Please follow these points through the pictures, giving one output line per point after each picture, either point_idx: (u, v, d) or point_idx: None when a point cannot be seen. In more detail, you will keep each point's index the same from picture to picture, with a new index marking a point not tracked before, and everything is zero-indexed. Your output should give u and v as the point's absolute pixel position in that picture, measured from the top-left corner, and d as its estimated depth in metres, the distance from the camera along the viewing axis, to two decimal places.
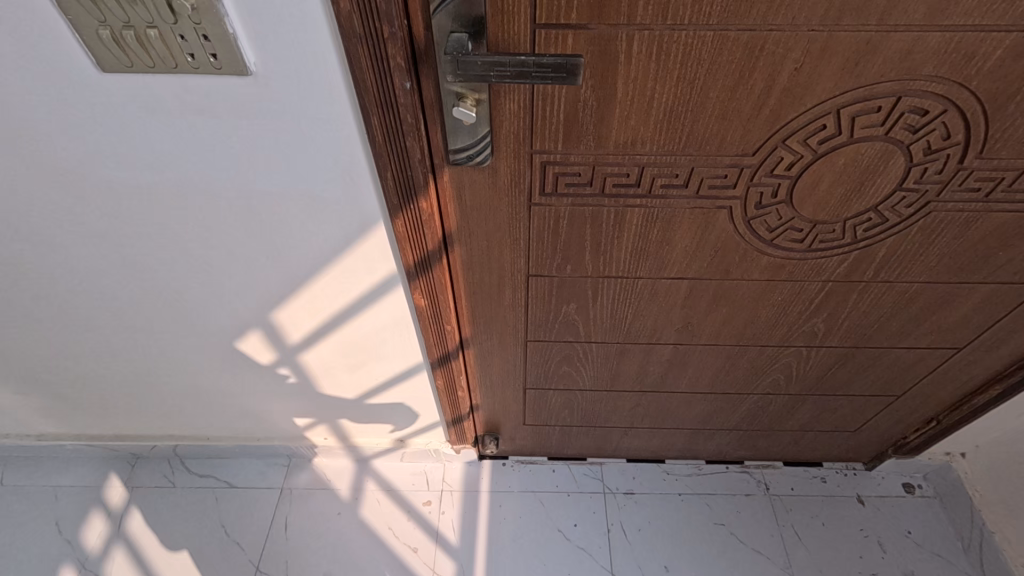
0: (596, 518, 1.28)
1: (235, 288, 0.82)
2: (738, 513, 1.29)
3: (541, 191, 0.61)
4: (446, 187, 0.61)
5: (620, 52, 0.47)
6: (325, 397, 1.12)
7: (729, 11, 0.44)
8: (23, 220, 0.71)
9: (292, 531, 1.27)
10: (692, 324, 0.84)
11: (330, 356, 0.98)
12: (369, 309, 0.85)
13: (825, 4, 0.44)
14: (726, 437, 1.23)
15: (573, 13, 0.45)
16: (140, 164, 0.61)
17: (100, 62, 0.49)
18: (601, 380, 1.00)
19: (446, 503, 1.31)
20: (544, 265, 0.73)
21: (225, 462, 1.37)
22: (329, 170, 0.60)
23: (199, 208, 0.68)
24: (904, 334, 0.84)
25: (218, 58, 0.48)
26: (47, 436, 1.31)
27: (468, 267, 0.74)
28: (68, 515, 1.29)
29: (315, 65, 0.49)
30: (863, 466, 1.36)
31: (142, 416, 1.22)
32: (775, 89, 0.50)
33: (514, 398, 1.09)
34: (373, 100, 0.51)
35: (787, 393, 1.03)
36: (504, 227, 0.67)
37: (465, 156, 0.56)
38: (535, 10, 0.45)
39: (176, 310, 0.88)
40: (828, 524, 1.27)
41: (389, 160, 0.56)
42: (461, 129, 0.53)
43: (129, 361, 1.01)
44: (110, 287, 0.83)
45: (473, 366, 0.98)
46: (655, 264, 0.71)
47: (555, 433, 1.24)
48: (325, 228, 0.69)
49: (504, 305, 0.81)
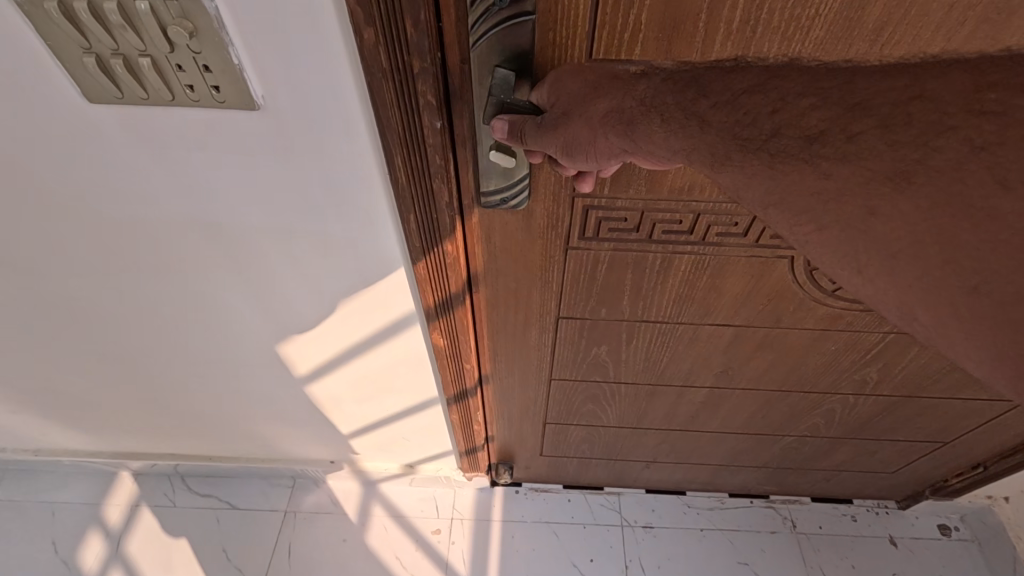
0: (613, 553, 1.22)
1: (239, 317, 0.77)
2: (762, 552, 1.23)
3: (580, 235, 0.55)
4: (475, 229, 0.55)
5: None
6: (331, 423, 1.07)
7: (823, 50, 0.37)
8: (10, 244, 0.65)
9: (296, 557, 1.22)
10: (732, 369, 0.77)
11: (339, 386, 0.93)
12: (384, 342, 0.79)
13: (938, 45, 0.36)
14: (753, 474, 1.16)
15: (637, 49, 0.38)
16: (136, 197, 0.56)
17: (86, 92, 0.43)
18: (628, 419, 0.94)
19: (456, 532, 1.26)
20: (575, 308, 0.66)
21: (228, 481, 1.32)
22: (343, 206, 0.54)
23: (198, 239, 0.62)
24: (963, 386, 0.77)
25: (220, 91, 0.42)
26: (42, 451, 1.26)
27: (492, 307, 0.67)
28: (65, 533, 1.25)
29: (331, 98, 0.43)
30: (895, 504, 1.29)
31: (141, 434, 1.17)
32: None
33: (532, 431, 1.03)
34: (398, 139, 0.44)
35: (826, 436, 0.96)
36: (535, 270, 0.60)
37: (499, 200, 0.49)
38: (592, 44, 0.38)
39: (176, 334, 0.82)
40: (859, 567, 1.21)
41: (413, 203, 0.50)
42: (495, 171, 0.46)
43: (127, 381, 0.96)
44: (105, 309, 0.77)
45: (491, 401, 0.92)
46: (700, 309, 0.65)
47: (573, 464, 1.18)
48: (337, 264, 0.63)
49: (529, 344, 0.74)
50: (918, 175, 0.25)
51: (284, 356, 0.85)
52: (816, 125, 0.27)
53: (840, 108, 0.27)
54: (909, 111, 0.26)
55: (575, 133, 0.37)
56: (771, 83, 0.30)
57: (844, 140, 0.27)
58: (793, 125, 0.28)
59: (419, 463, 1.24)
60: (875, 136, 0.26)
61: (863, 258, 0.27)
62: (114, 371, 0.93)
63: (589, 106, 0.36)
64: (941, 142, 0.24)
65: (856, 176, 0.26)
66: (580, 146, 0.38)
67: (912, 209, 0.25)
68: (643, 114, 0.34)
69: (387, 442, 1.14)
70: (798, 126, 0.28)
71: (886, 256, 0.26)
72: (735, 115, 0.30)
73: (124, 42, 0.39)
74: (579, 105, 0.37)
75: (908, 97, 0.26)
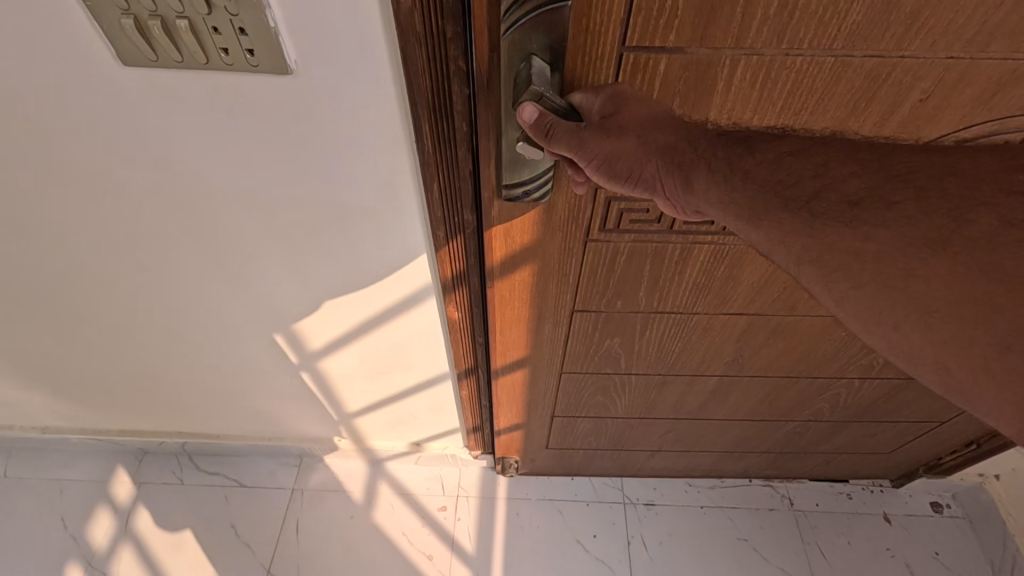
0: (615, 529, 1.25)
1: (256, 293, 0.77)
2: (761, 528, 1.26)
3: (600, 228, 0.55)
4: (492, 227, 0.54)
5: (718, 79, 0.39)
6: (342, 401, 1.08)
7: (858, 36, 0.36)
8: (25, 215, 0.65)
9: (305, 533, 1.24)
10: (743, 356, 0.78)
11: (351, 362, 0.93)
12: (397, 318, 0.80)
13: (973, 29, 0.36)
14: (755, 459, 1.18)
15: (672, 36, 0.37)
16: (156, 167, 0.56)
17: (121, 54, 0.43)
18: (637, 408, 0.95)
19: (462, 508, 1.28)
20: (591, 301, 0.67)
21: (236, 459, 1.34)
22: (367, 177, 0.55)
23: (217, 212, 0.62)
24: None
25: (255, 55, 0.42)
26: (50, 429, 1.26)
27: (507, 301, 0.67)
28: (73, 510, 1.26)
29: (365, 64, 0.43)
30: (890, 483, 1.33)
31: (150, 411, 1.18)
32: (892, 121, 0.42)
33: (537, 423, 1.04)
34: (426, 105, 0.44)
35: (829, 420, 0.98)
36: (553, 264, 0.60)
37: (521, 192, 0.48)
38: (626, 30, 0.37)
39: (190, 309, 0.82)
40: (854, 543, 1.24)
41: (436, 170, 0.50)
42: (519, 162, 0.45)
43: (139, 358, 0.96)
44: (119, 285, 0.77)
45: (501, 394, 0.92)
46: (716, 299, 0.65)
47: (576, 454, 1.19)
48: (356, 239, 0.64)
49: (542, 338, 0.75)
50: (953, 241, 0.27)
51: (298, 333, 0.86)
52: (857, 192, 0.30)
53: (879, 177, 0.30)
54: (946, 186, 0.28)
55: (615, 150, 0.39)
56: (816, 153, 0.33)
57: (884, 207, 0.29)
58: (838, 193, 0.31)
59: (426, 442, 1.25)
60: (912, 206, 0.28)
61: (899, 316, 0.28)
62: (125, 348, 0.94)
63: (640, 130, 0.38)
64: (975, 215, 0.27)
65: (895, 240, 0.28)
66: (610, 160, 0.40)
67: (948, 270, 0.27)
68: (687, 160, 0.38)
69: (394, 419, 1.15)
70: (841, 192, 0.31)
71: (921, 314, 0.28)
72: (777, 176, 0.33)
73: (163, 4, 0.40)
74: (628, 126, 0.38)
75: (945, 172, 0.29)
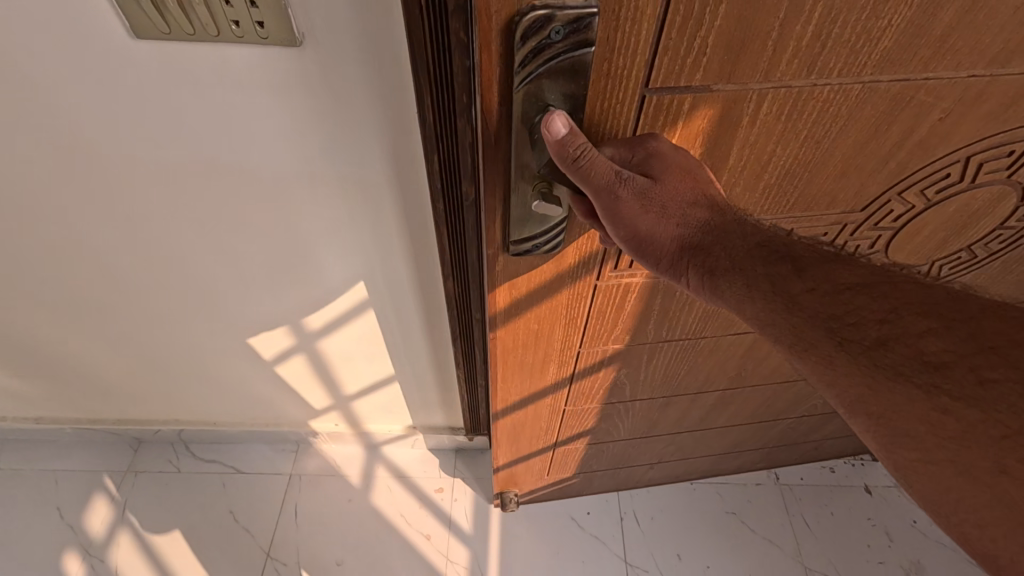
0: (608, 507, 1.29)
1: (260, 270, 0.80)
2: (748, 503, 1.30)
3: (613, 268, 0.54)
4: (499, 282, 0.52)
5: (743, 113, 0.39)
6: (340, 386, 1.10)
7: (887, 62, 0.37)
8: (32, 186, 0.66)
9: (304, 517, 1.25)
10: (747, 370, 0.81)
11: (349, 339, 0.95)
12: (399, 290, 0.84)
13: (995, 46, 0.36)
14: (752, 456, 1.21)
15: (698, 74, 0.36)
16: (168, 140, 0.59)
17: (135, 28, 0.47)
18: (637, 429, 0.96)
19: (458, 490, 1.30)
20: (599, 340, 0.66)
21: (232, 446, 1.34)
22: (372, 146, 0.60)
23: (225, 187, 0.65)
24: None
25: (265, 27, 0.47)
26: (44, 419, 1.26)
27: (512, 350, 0.64)
28: (69, 500, 1.26)
29: (377, 39, 0.49)
30: (871, 458, 1.38)
31: (148, 399, 1.18)
32: (910, 140, 0.43)
33: (535, 454, 1.01)
34: (427, 74, 0.49)
35: (821, 413, 1.03)
36: (563, 307, 0.58)
37: (530, 245, 0.47)
38: (651, 72, 0.35)
39: (192, 285, 0.83)
40: (836, 513, 1.30)
41: (434, 139, 0.55)
42: (531, 218, 0.44)
43: (139, 338, 0.97)
44: (121, 258, 0.78)
45: (501, 435, 0.89)
46: (725, 321, 0.67)
47: (578, 480, 1.19)
48: (357, 208, 0.69)
49: (546, 379, 0.73)
50: None
51: (297, 308, 0.88)
52: (938, 355, 0.32)
53: (964, 343, 0.31)
54: None
55: (641, 213, 0.40)
56: (885, 288, 0.36)
57: (976, 382, 0.30)
58: (916, 349, 0.33)
59: (422, 424, 1.27)
60: (1010, 387, 0.29)
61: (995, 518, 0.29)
62: (122, 327, 0.94)
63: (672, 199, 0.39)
64: None
65: (987, 426, 0.29)
66: (632, 222, 0.40)
67: None
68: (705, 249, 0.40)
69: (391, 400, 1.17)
70: (916, 348, 0.33)
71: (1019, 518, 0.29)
72: (833, 310, 0.36)
73: None
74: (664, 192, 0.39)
75: None
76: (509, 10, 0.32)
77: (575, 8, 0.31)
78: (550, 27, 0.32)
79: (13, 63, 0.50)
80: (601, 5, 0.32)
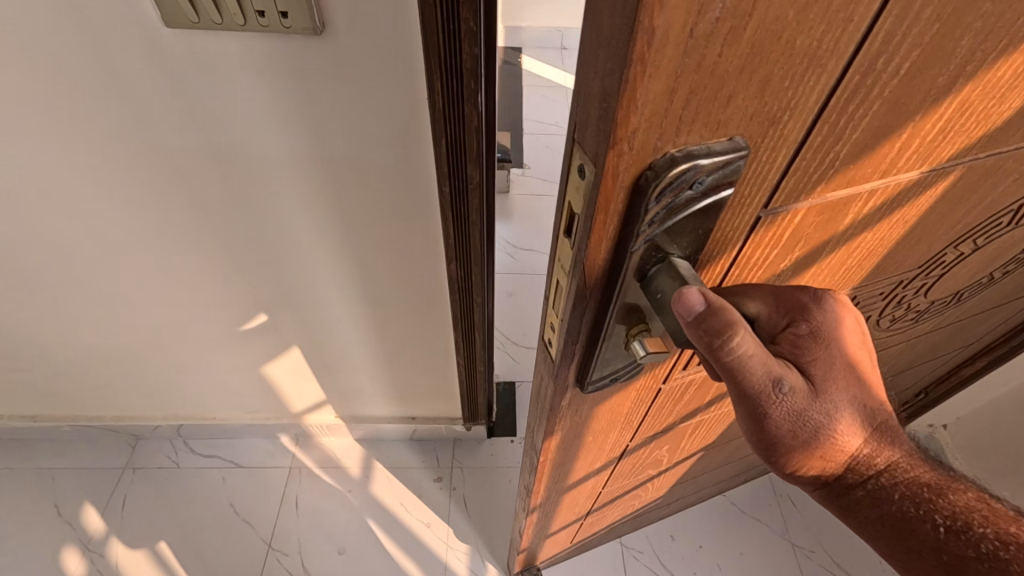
0: None
1: (269, 258, 0.82)
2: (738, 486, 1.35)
3: (679, 371, 0.49)
4: (560, 411, 0.45)
5: (850, 213, 0.34)
6: (338, 376, 1.14)
7: (994, 142, 0.33)
8: (47, 175, 0.68)
9: (303, 510, 1.27)
10: None
11: (353, 326, 0.99)
12: (403, 279, 0.87)
13: None
14: (757, 469, 1.24)
15: (822, 188, 0.30)
16: (189, 126, 0.62)
17: (166, 16, 0.51)
18: (665, 483, 0.93)
19: (457, 478, 1.33)
20: (648, 433, 0.62)
21: (231, 442, 1.35)
22: (382, 136, 0.64)
23: (237, 175, 0.69)
24: (942, 351, 0.87)
25: (288, 17, 0.51)
26: (41, 417, 1.26)
27: (564, 459, 0.58)
28: (67, 497, 1.26)
29: (395, 31, 0.54)
30: None
31: (150, 395, 1.19)
32: (982, 202, 0.40)
33: (562, 529, 0.93)
34: (439, 62, 0.53)
35: None
36: (624, 415, 0.53)
37: (609, 379, 0.40)
38: (773, 196, 0.29)
39: (199, 275, 0.86)
40: None
41: (444, 125, 0.59)
42: (618, 358, 0.37)
43: (143, 331, 0.99)
44: (131, 250, 0.80)
45: (534, 522, 0.82)
46: None
47: (599, 536, 1.11)
48: (364, 196, 0.72)
49: (588, 474, 0.67)
50: None
51: (300, 294, 0.91)
52: None
53: None
54: None
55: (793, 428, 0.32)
56: None
57: None
58: None
59: (421, 415, 1.30)
60: None
61: None
62: (127, 320, 0.96)
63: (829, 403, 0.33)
64: None
65: None
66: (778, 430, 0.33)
67: None
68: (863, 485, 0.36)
69: (389, 391, 1.20)
70: None
71: None
72: None
73: None
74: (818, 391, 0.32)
75: None
76: (638, 165, 0.24)
77: (722, 153, 0.24)
78: (696, 178, 0.25)
79: (49, 46, 0.54)
80: (747, 143, 0.25)
